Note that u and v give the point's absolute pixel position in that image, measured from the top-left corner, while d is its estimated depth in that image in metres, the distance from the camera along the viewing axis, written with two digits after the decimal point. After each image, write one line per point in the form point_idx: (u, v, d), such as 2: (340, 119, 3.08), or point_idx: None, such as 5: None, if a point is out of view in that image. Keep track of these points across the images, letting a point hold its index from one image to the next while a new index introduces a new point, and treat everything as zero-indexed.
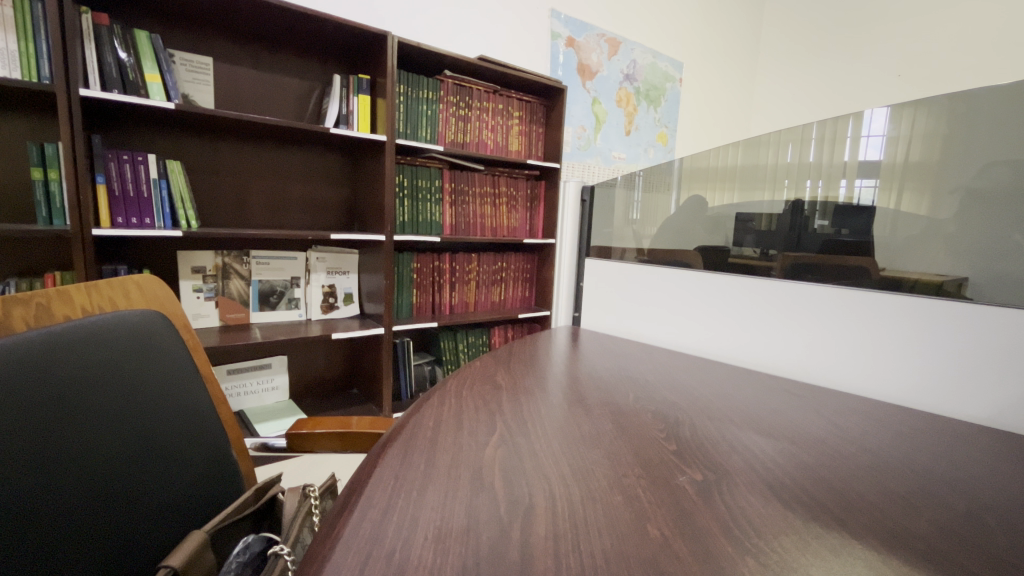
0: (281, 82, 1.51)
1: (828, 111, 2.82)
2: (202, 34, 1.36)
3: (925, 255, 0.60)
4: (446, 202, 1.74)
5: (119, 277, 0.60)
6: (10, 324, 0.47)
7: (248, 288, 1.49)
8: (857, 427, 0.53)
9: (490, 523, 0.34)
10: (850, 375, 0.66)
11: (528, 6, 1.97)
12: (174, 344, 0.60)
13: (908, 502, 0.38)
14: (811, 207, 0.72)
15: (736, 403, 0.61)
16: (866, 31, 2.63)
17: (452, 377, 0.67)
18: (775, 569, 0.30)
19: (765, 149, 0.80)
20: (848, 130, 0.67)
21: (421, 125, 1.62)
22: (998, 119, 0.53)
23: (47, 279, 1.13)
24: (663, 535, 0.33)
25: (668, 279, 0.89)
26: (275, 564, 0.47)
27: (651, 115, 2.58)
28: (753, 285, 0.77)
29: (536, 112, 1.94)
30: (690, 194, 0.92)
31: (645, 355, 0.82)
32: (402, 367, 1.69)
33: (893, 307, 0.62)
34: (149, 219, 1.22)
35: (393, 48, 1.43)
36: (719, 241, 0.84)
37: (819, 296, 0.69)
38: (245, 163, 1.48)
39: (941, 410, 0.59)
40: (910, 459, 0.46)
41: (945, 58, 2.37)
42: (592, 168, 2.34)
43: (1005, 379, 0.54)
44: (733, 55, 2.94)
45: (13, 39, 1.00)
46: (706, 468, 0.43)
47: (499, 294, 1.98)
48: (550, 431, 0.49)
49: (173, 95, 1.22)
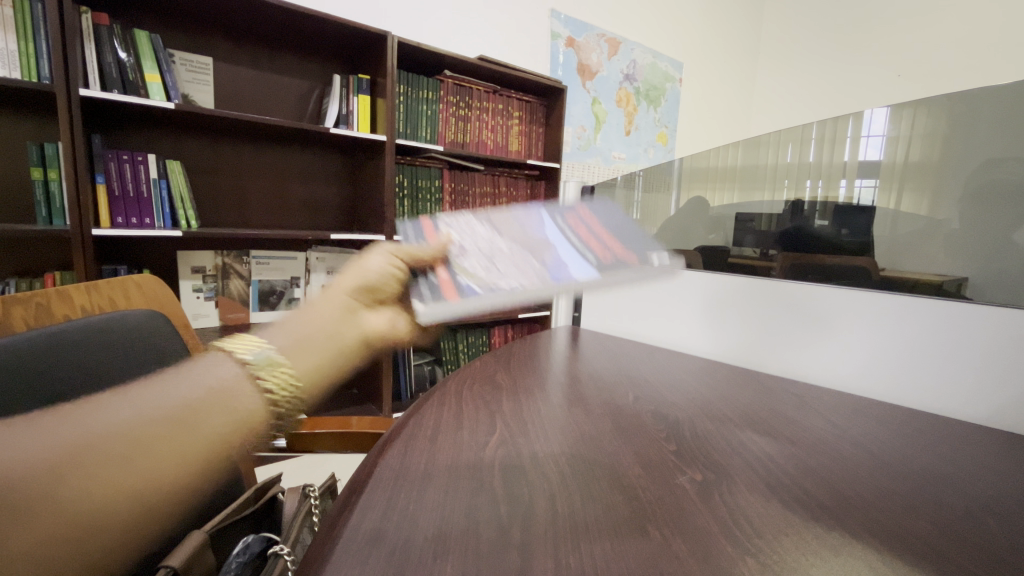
0: (281, 82, 1.51)
1: (827, 112, 2.82)
2: (202, 34, 1.36)
3: (925, 256, 0.61)
4: (446, 202, 1.73)
5: (120, 277, 0.60)
6: (9, 324, 0.48)
7: (248, 288, 1.49)
8: (855, 427, 0.54)
9: (490, 522, 0.34)
10: (852, 376, 0.66)
11: (528, 6, 1.97)
12: (176, 345, 0.59)
13: (907, 501, 0.38)
14: (811, 208, 0.72)
15: (736, 403, 0.60)
16: (866, 30, 2.62)
17: (452, 377, 0.67)
18: (775, 569, 0.30)
19: (765, 149, 0.79)
20: (848, 130, 0.67)
21: (421, 125, 1.61)
22: (999, 118, 0.53)
23: (47, 279, 1.13)
24: (663, 536, 0.33)
25: (668, 279, 0.89)
26: (274, 565, 0.46)
27: (651, 115, 2.58)
28: (753, 285, 0.77)
29: (536, 112, 1.94)
30: (690, 195, 0.90)
31: (647, 355, 0.82)
32: (402, 367, 1.68)
33: (892, 307, 0.62)
34: (148, 219, 1.22)
35: (393, 48, 1.43)
36: (720, 240, 0.85)
37: (820, 296, 0.69)
38: (245, 162, 1.48)
39: (941, 410, 0.59)
40: (908, 458, 0.46)
41: (946, 57, 2.37)
42: (592, 168, 2.34)
43: (1004, 379, 0.54)
44: (733, 56, 2.95)
45: (13, 39, 1.00)
46: (706, 469, 0.43)
47: None
48: (551, 431, 0.50)
49: (173, 95, 1.21)
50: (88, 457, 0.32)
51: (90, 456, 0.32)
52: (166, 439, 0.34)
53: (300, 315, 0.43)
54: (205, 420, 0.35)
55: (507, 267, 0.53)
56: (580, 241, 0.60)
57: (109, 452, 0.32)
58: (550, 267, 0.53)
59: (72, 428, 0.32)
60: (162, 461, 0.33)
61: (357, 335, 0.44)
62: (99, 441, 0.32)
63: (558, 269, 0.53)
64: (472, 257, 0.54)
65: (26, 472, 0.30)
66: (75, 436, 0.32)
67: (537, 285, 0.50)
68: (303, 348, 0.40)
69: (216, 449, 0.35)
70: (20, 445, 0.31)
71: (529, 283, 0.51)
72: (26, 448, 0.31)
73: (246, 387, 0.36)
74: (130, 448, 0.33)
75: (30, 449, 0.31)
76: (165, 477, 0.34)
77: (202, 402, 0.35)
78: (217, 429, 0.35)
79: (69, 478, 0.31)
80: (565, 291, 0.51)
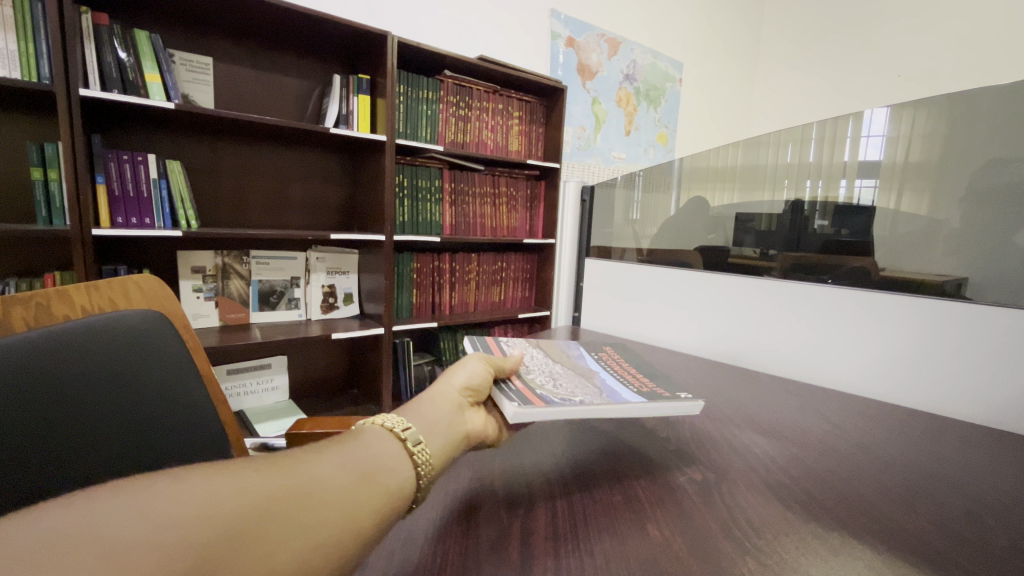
0: (281, 82, 1.51)
1: (828, 111, 2.81)
2: (202, 34, 1.36)
3: (925, 256, 0.60)
4: (446, 202, 1.73)
5: (119, 277, 0.59)
6: (9, 324, 0.48)
7: (248, 288, 1.49)
8: (855, 426, 0.54)
9: (491, 522, 0.34)
10: (852, 377, 0.67)
11: (528, 6, 1.97)
12: (174, 344, 0.59)
13: (908, 502, 0.38)
14: (811, 207, 0.71)
15: (737, 403, 0.61)
16: (866, 30, 2.62)
17: None
18: (776, 569, 0.30)
19: (764, 150, 0.79)
20: (848, 130, 0.67)
21: (421, 125, 1.61)
22: (1000, 118, 0.53)
23: (47, 279, 1.13)
24: (663, 536, 0.33)
25: (669, 279, 0.90)
26: None
27: (651, 115, 2.58)
28: (753, 285, 0.77)
29: (536, 112, 1.94)
30: (690, 195, 0.91)
31: (647, 355, 0.83)
32: (402, 367, 1.68)
33: (891, 307, 0.62)
34: (148, 219, 1.22)
35: (393, 48, 1.43)
36: (719, 240, 0.84)
37: (820, 295, 0.69)
38: (246, 162, 1.48)
39: (941, 411, 0.59)
40: (909, 458, 0.46)
41: (946, 56, 2.36)
42: (592, 168, 2.34)
43: (1004, 379, 0.54)
44: (733, 55, 2.95)
45: (13, 39, 1.00)
46: (707, 469, 0.43)
47: (499, 294, 1.98)
48: (551, 433, 0.50)
49: (173, 95, 1.21)
50: (228, 526, 0.22)
51: (234, 525, 0.23)
52: (322, 495, 0.26)
53: (412, 404, 0.39)
54: (356, 474, 0.29)
55: (568, 388, 0.46)
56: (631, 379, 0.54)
57: (250, 520, 0.23)
58: (608, 395, 0.46)
59: (202, 489, 0.24)
60: (319, 524, 0.25)
61: (464, 430, 0.40)
62: (240, 502, 0.24)
63: (616, 396, 0.45)
64: (535, 374, 0.50)
65: (148, 551, 0.20)
66: (206, 498, 0.23)
67: (601, 401, 0.42)
68: (431, 427, 0.36)
69: (380, 512, 0.28)
70: (137, 515, 0.21)
71: (598, 400, 0.43)
72: (142, 523, 0.21)
73: (395, 448, 0.32)
74: (282, 510, 0.24)
75: (146, 523, 0.21)
76: (319, 551, 0.24)
77: (354, 461, 0.30)
78: (381, 484, 0.30)
79: (206, 565, 0.21)
80: (634, 413, 0.42)
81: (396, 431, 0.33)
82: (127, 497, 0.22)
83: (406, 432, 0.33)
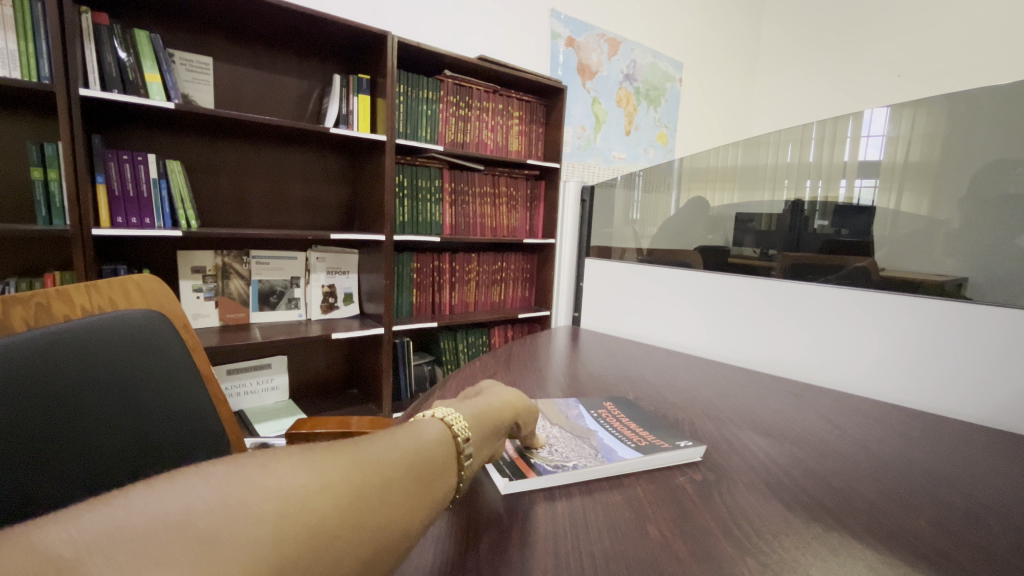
0: (281, 82, 1.51)
1: (828, 111, 2.81)
2: (202, 34, 1.36)
3: (924, 256, 0.60)
4: (446, 202, 1.73)
5: (119, 277, 0.59)
6: (9, 324, 0.47)
7: (248, 288, 1.49)
8: (856, 427, 0.54)
9: (488, 524, 0.34)
10: (854, 377, 0.67)
11: (528, 6, 1.97)
12: (175, 346, 0.59)
13: (908, 501, 0.38)
14: (811, 207, 0.71)
15: (737, 403, 0.60)
16: (867, 30, 2.61)
17: (452, 377, 0.67)
18: (775, 569, 0.30)
19: (764, 149, 0.79)
20: (848, 130, 0.67)
21: (421, 125, 1.61)
22: (1000, 118, 0.53)
23: (47, 279, 1.13)
24: (663, 535, 0.33)
25: (669, 279, 0.90)
26: None
27: (651, 115, 2.58)
28: (753, 284, 0.77)
29: (536, 112, 1.94)
30: (690, 195, 0.91)
31: (646, 355, 0.83)
32: (402, 367, 1.68)
33: (889, 307, 0.63)
34: (148, 219, 1.22)
35: (393, 48, 1.43)
36: (719, 240, 0.84)
37: (817, 295, 0.70)
38: (245, 162, 1.48)
39: (942, 411, 0.59)
40: (909, 458, 0.46)
41: (946, 56, 2.36)
42: (592, 168, 2.34)
43: (1004, 379, 0.54)
44: (733, 55, 2.95)
45: (13, 39, 1.00)
46: (707, 469, 0.43)
47: (499, 294, 1.98)
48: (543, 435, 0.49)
49: (173, 95, 1.21)
50: (307, 513, 0.24)
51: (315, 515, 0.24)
52: (384, 490, 0.28)
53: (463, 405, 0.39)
54: (412, 470, 0.30)
55: (562, 444, 0.45)
56: (623, 423, 0.51)
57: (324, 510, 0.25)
58: (600, 448, 0.45)
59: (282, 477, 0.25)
60: (377, 520, 0.26)
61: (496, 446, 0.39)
62: (315, 491, 0.25)
63: (609, 451, 0.44)
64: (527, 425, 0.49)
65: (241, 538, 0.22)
66: (282, 491, 0.24)
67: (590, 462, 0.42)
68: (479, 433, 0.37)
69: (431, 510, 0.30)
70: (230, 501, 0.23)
71: (591, 461, 0.42)
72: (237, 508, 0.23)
73: (449, 449, 0.33)
74: (346, 507, 0.25)
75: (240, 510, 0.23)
76: (376, 545, 0.26)
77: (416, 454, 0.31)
78: (436, 483, 0.31)
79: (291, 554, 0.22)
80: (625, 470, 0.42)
81: (456, 439, 0.34)
82: (215, 484, 0.24)
83: (462, 442, 0.34)
